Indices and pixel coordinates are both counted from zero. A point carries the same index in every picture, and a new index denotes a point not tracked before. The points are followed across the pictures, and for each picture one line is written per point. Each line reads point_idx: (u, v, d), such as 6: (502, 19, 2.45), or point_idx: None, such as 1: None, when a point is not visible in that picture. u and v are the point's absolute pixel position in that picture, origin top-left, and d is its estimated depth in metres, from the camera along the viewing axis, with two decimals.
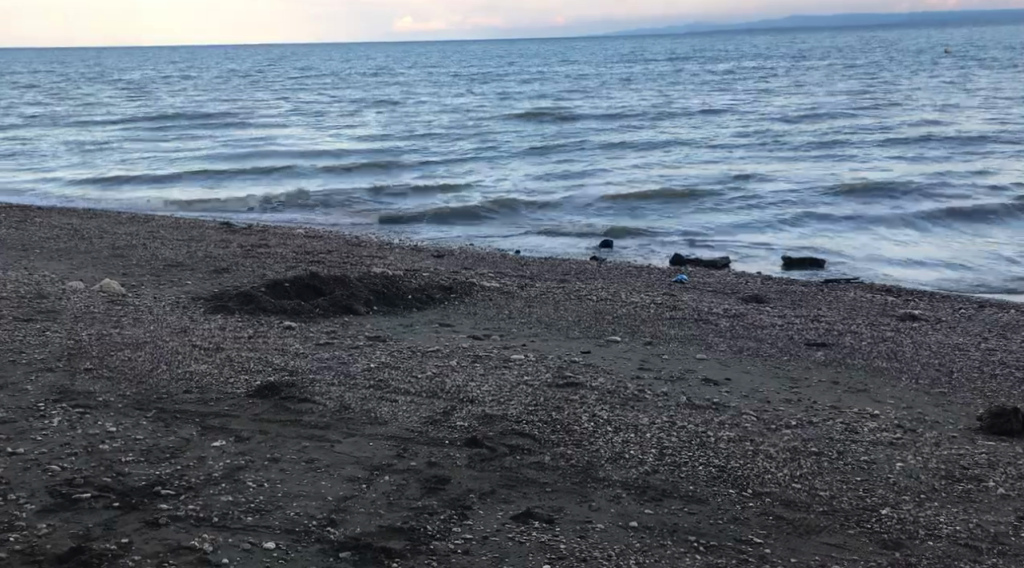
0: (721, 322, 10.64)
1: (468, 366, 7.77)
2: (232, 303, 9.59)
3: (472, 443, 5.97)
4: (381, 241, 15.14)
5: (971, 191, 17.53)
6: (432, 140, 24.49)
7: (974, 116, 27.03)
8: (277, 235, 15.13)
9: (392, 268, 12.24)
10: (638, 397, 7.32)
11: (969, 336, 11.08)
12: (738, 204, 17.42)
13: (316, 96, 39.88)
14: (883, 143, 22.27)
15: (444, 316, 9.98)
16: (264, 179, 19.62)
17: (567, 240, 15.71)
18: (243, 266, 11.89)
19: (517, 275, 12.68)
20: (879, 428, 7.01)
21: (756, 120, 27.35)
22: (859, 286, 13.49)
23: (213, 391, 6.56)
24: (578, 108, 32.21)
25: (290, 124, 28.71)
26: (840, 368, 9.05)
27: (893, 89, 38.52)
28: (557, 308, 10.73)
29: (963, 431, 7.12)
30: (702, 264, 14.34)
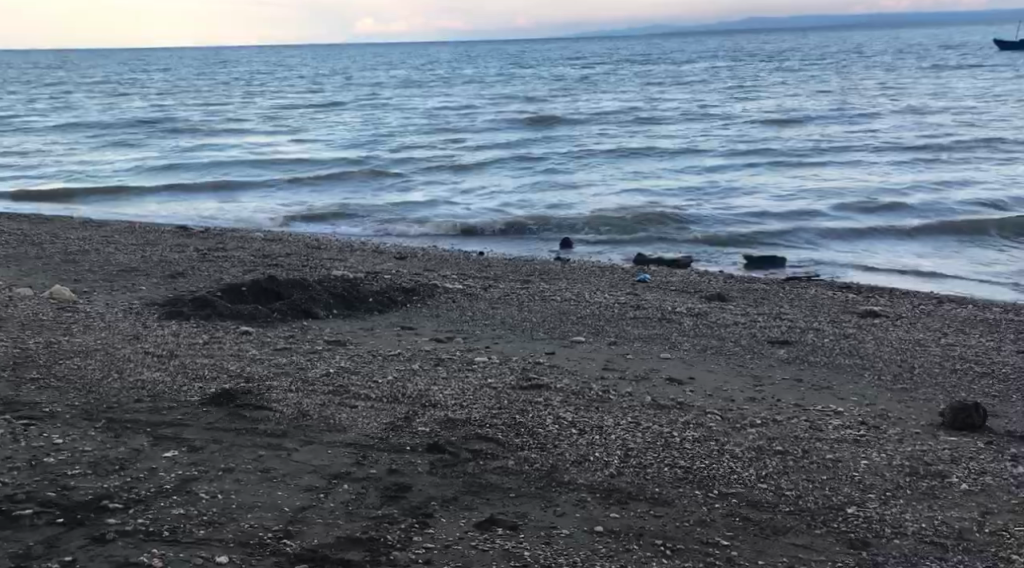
0: (685, 320, 10.57)
1: (429, 370, 7.63)
2: (186, 308, 9.39)
3: (433, 449, 5.83)
4: (343, 243, 14.93)
5: (933, 195, 17.70)
6: (402, 143, 24.41)
7: (945, 118, 27.33)
8: (235, 238, 14.90)
9: (353, 271, 12.08)
10: (604, 399, 7.20)
11: (931, 332, 11.09)
12: (700, 207, 17.45)
13: (275, 101, 39.62)
14: (842, 148, 22.50)
15: (404, 318, 9.83)
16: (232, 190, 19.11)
17: (528, 242, 15.64)
18: (199, 271, 11.69)
19: (481, 276, 12.56)
20: (843, 426, 6.92)
21: (733, 123, 27.51)
22: (820, 285, 13.49)
23: (165, 400, 6.39)
24: (550, 109, 32.41)
25: (257, 126, 28.52)
26: (802, 366, 8.96)
27: (850, 91, 38.95)
28: (521, 309, 10.63)
29: (925, 427, 7.04)
30: (664, 264, 14.29)
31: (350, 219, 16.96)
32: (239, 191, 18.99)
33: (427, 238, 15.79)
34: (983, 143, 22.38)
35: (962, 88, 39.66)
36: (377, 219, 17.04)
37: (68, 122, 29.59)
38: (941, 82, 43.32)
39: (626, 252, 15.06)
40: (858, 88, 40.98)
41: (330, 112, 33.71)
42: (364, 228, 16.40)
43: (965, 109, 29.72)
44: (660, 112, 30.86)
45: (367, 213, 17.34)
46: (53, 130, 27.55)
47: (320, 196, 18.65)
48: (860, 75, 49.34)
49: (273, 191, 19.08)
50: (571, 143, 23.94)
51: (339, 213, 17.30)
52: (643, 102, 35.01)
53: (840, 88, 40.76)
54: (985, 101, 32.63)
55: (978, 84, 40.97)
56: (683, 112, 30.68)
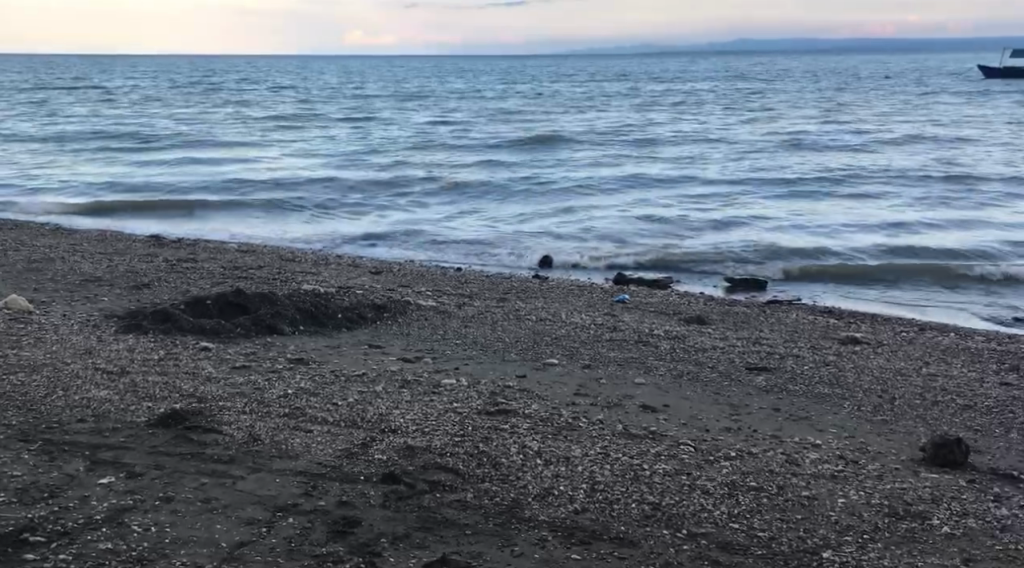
0: (662, 343, 10.31)
1: (393, 393, 7.31)
2: (147, 321, 9.09)
3: (389, 479, 5.52)
4: (317, 256, 14.64)
5: (918, 221, 17.53)
6: (384, 157, 24.16)
7: (933, 144, 27.19)
8: (207, 249, 14.61)
9: (324, 285, 11.79)
10: (573, 427, 6.90)
11: (912, 361, 10.84)
12: (683, 227, 17.23)
13: (259, 111, 39.32)
14: (828, 171, 22.34)
15: (372, 336, 9.54)
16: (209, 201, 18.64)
17: (507, 258, 15.38)
18: (166, 282, 11.38)
19: (456, 293, 12.26)
20: (822, 460, 6.64)
21: (719, 144, 27.34)
22: (802, 308, 13.32)
23: (109, 423, 6.10)
24: (537, 126, 32.20)
25: (239, 137, 28.24)
26: (781, 395, 8.69)
27: (836, 114, 38.87)
28: (494, 329, 10.34)
29: (907, 462, 6.75)
30: (644, 283, 14.05)
31: (329, 234, 16.63)
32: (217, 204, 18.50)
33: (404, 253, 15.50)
34: (969, 169, 22.27)
35: (948, 114, 39.62)
36: (353, 233, 16.73)
37: (46, 130, 29.23)
38: (929, 108, 43.28)
39: (605, 272, 14.83)
40: (844, 111, 40.91)
41: (315, 124, 33.47)
42: (342, 243, 16.12)
43: (951, 135, 29.61)
44: (646, 131, 30.69)
45: (345, 229, 16.98)
46: (30, 137, 27.18)
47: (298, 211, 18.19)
48: (848, 99, 49.26)
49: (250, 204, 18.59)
50: (555, 161, 23.73)
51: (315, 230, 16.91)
52: (631, 121, 34.86)
53: (827, 111, 40.66)
54: (972, 127, 32.58)
55: (967, 111, 40.90)
56: (669, 132, 30.50)
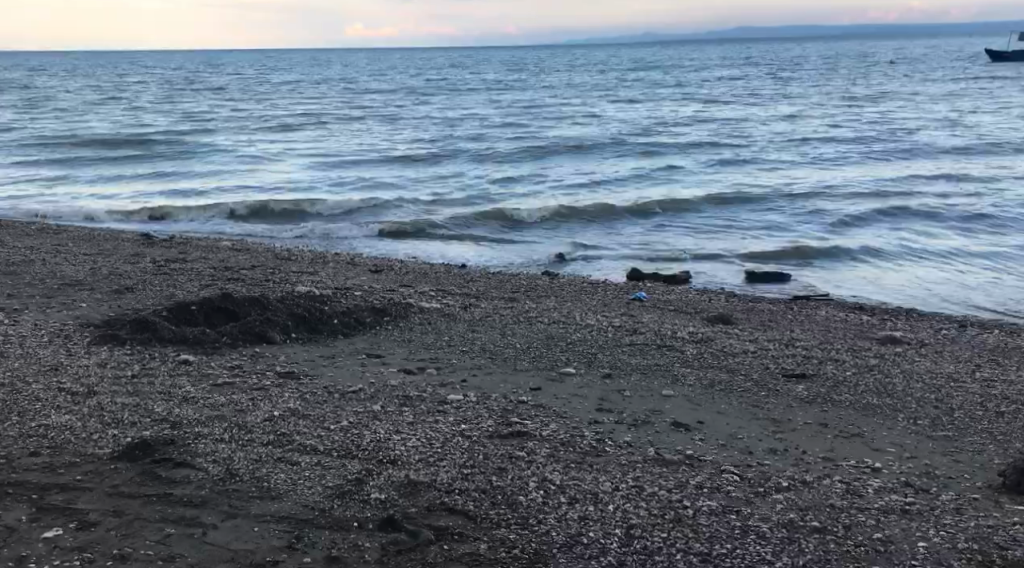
0: (689, 348, 9.44)
1: (393, 412, 6.46)
2: (124, 331, 8.27)
3: (388, 525, 4.90)
4: (313, 255, 13.79)
5: (949, 208, 16.67)
6: (386, 153, 23.31)
7: (957, 131, 26.19)
8: (198, 248, 13.77)
9: (319, 287, 10.93)
10: (599, 452, 6.07)
11: (960, 365, 10.02)
12: (699, 221, 16.38)
13: (260, 108, 38.48)
14: (849, 159, 21.44)
15: (372, 343, 8.72)
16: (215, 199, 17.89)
17: (518, 255, 14.56)
18: (151, 285, 10.55)
19: (461, 293, 11.41)
20: (889, 492, 5.93)
21: (734, 133, 26.41)
22: (833, 303, 12.52)
23: (66, 456, 5.34)
24: (544, 119, 31.26)
25: (236, 136, 27.37)
26: (827, 407, 7.88)
27: (851, 101, 37.89)
28: (505, 333, 9.48)
29: (983, 494, 6.08)
30: (660, 278, 13.21)
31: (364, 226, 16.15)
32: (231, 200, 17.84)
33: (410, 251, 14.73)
34: (997, 155, 21.36)
35: (965, 98, 38.60)
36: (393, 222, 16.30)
37: (39, 131, 28.43)
38: (947, 93, 42.15)
39: (621, 267, 13.96)
40: (860, 97, 39.76)
41: (317, 120, 32.59)
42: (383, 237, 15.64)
43: (973, 121, 28.64)
44: (657, 122, 29.78)
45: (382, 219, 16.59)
46: (21, 140, 26.38)
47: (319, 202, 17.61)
48: (863, 85, 48.21)
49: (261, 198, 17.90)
50: (563, 154, 22.87)
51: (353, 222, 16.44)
52: (642, 112, 33.92)
53: (841, 98, 39.69)
54: (994, 113, 31.53)
55: (986, 96, 39.79)
56: (680, 123, 29.59)
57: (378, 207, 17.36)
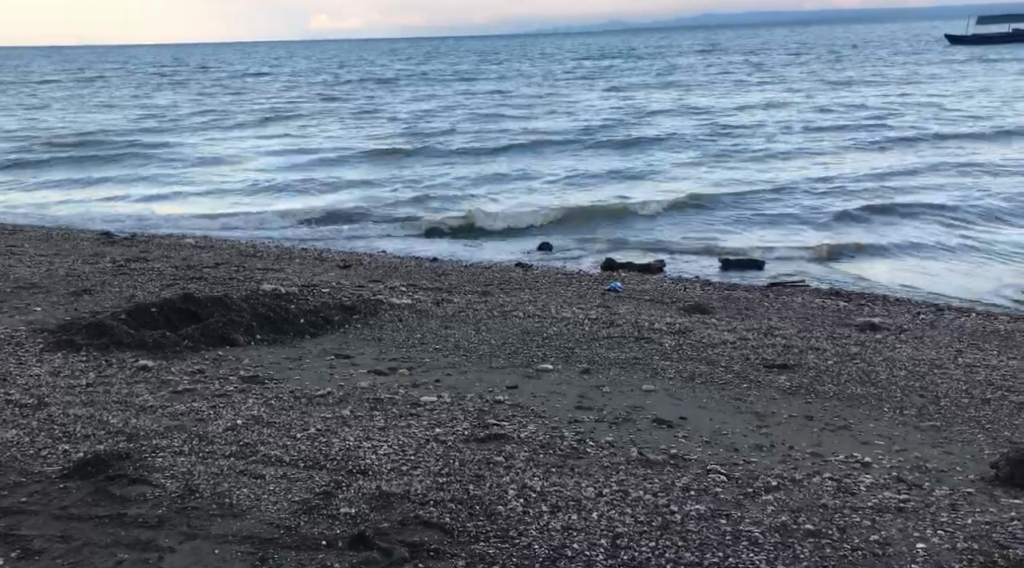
0: (667, 339, 9.18)
1: (363, 417, 6.18)
2: (80, 335, 7.93)
3: (359, 543, 4.69)
4: (280, 251, 13.45)
5: (922, 192, 16.55)
6: (352, 146, 22.95)
7: (927, 114, 26.09)
8: (160, 246, 13.41)
9: (285, 284, 10.60)
10: (581, 455, 5.79)
11: (941, 350, 9.83)
12: (672, 207, 16.17)
13: (224, 103, 38.00)
14: (820, 144, 21.29)
15: (340, 343, 8.42)
16: (177, 198, 17.51)
17: (491, 248, 14.28)
18: (110, 286, 10.18)
19: (433, 287, 11.12)
20: (880, 487, 5.74)
21: (704, 120, 26.21)
22: (809, 289, 12.35)
23: (13, 475, 5.09)
24: (512, 110, 30.93)
25: (199, 131, 26.91)
26: (811, 399, 7.66)
27: (819, 86, 37.81)
28: (479, 329, 9.19)
29: (978, 485, 5.91)
30: (634, 268, 12.97)
31: (331, 221, 15.78)
32: (193, 199, 17.46)
33: (379, 245, 14.44)
34: (967, 137, 21.28)
35: (933, 82, 38.61)
36: (362, 217, 15.97)
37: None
38: (915, 77, 42.13)
39: (595, 257, 13.72)
40: (829, 83, 39.66)
41: (282, 114, 32.12)
42: (352, 229, 15.33)
43: (941, 104, 28.58)
44: (626, 110, 29.53)
45: (350, 213, 16.26)
46: None
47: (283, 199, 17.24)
48: (830, 71, 48.14)
49: (225, 197, 17.52)
50: (532, 143, 22.59)
51: (320, 215, 16.09)
52: (611, 101, 33.67)
53: (810, 83, 39.62)
54: (962, 96, 31.47)
55: (953, 79, 39.77)
56: (650, 110, 29.36)
57: (346, 201, 17.02)
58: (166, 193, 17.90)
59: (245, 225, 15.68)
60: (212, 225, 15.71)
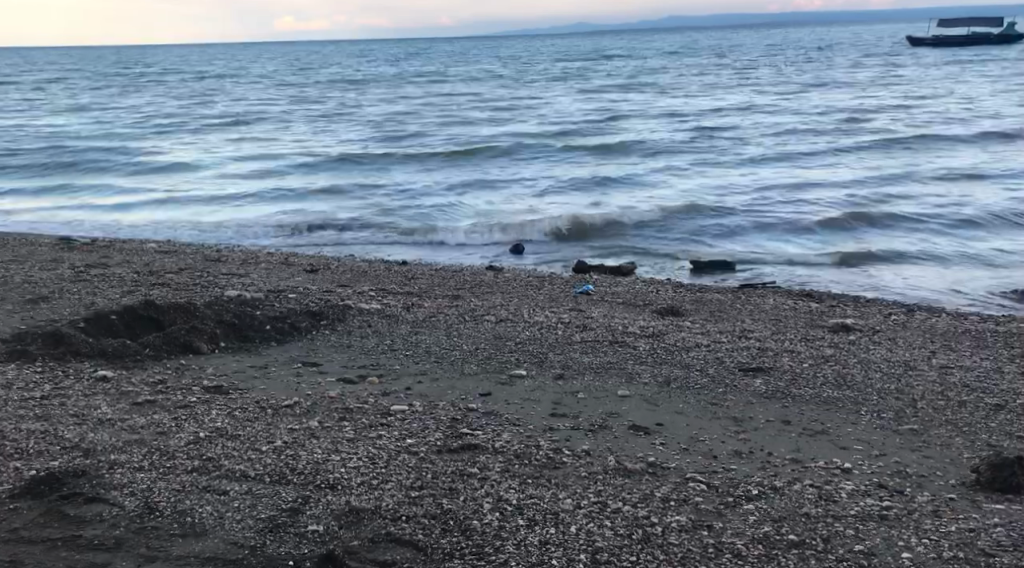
0: (641, 343, 9.03)
1: (332, 428, 5.99)
2: (37, 345, 7.69)
3: (328, 561, 4.52)
4: (245, 255, 13.21)
5: (891, 194, 16.54)
6: (319, 149, 22.69)
7: (894, 116, 26.14)
8: (122, 251, 13.13)
9: (251, 290, 10.38)
10: (557, 465, 5.63)
11: (915, 352, 9.75)
12: (642, 209, 16.05)
13: (189, 105, 37.63)
14: (789, 145, 21.26)
15: (307, 350, 8.22)
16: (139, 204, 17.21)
17: (460, 251, 14.09)
18: (69, 293, 9.92)
19: (402, 292, 10.93)
20: (861, 492, 5.62)
21: (672, 122, 26.14)
22: (780, 291, 12.25)
23: None
24: (480, 112, 30.76)
25: (163, 135, 26.56)
26: (788, 403, 7.53)
27: (786, 88, 37.93)
28: (450, 334, 9.00)
29: (960, 488, 5.81)
30: (605, 270, 12.82)
31: (297, 226, 15.53)
32: (155, 205, 17.16)
33: (348, 250, 14.23)
34: (934, 139, 21.32)
35: (899, 84, 38.80)
36: (329, 222, 15.75)
37: None
38: (881, 79, 42.32)
39: (565, 260, 13.57)
40: (796, 85, 39.75)
41: (247, 117, 31.79)
42: (321, 234, 15.09)
43: (908, 106, 28.68)
44: (595, 112, 29.43)
45: (317, 217, 16.03)
46: None
47: (250, 204, 16.98)
48: (796, 73, 48.29)
49: (188, 202, 17.24)
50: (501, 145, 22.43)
51: (286, 221, 15.84)
52: (579, 103, 33.57)
53: (777, 86, 39.71)
54: (928, 98, 31.61)
55: (918, 81, 39.97)
56: (619, 112, 29.28)
57: (312, 206, 16.77)
58: (127, 199, 17.59)
59: (211, 231, 15.40)
60: (177, 231, 15.43)
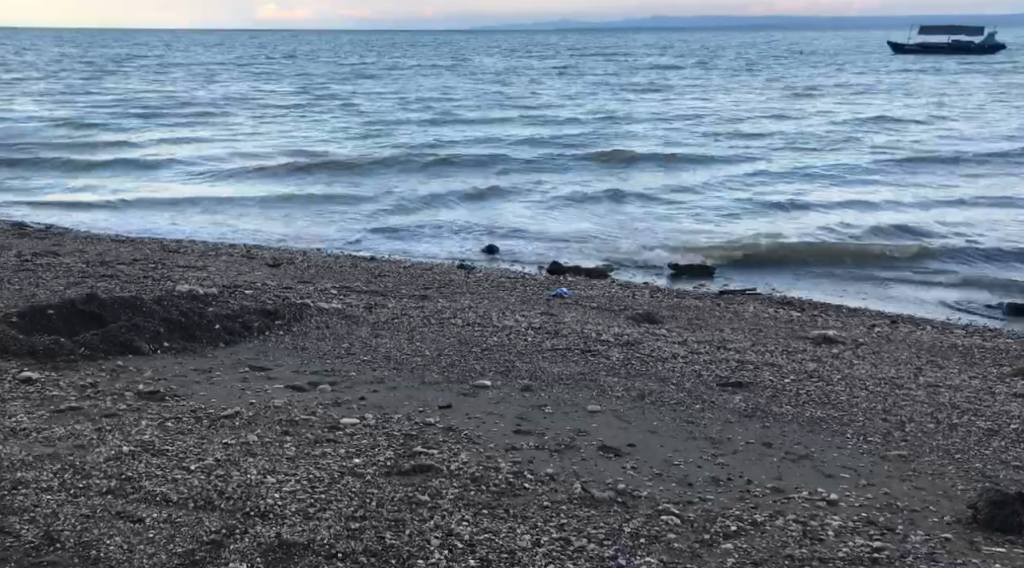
0: (614, 353, 8.50)
1: (273, 444, 5.47)
2: None
3: None
4: (205, 247, 12.61)
5: (875, 202, 16.11)
6: (291, 139, 22.09)
7: (879, 123, 25.71)
8: (77, 239, 12.52)
9: (205, 285, 9.80)
10: (516, 493, 5.15)
11: (900, 368, 9.29)
12: (620, 211, 15.58)
13: (164, 91, 36.95)
14: (772, 149, 20.81)
15: (258, 354, 7.65)
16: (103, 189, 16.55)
17: (431, 247, 13.56)
18: (9, 284, 9.32)
19: (366, 291, 10.38)
20: (848, 527, 5.20)
21: (654, 121, 25.63)
22: (761, 297, 11.80)
23: None
24: (459, 106, 30.17)
25: (131, 120, 25.83)
26: (768, 422, 7.04)
27: (772, 91, 37.47)
28: (412, 339, 8.45)
29: (954, 521, 5.37)
30: (581, 272, 12.32)
31: (266, 217, 14.91)
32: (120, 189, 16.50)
33: (316, 243, 13.66)
34: (920, 148, 20.90)
35: (886, 91, 38.37)
36: (301, 214, 15.15)
37: None
38: (865, 85, 41.92)
39: (539, 259, 13.06)
40: (779, 88, 39.30)
41: (221, 105, 31.07)
42: (291, 225, 14.51)
43: (892, 113, 28.27)
44: (576, 109, 28.89)
45: (291, 208, 15.42)
46: None
47: (220, 191, 16.34)
48: (780, 77, 47.85)
49: (155, 187, 16.58)
50: (478, 140, 21.89)
51: (256, 211, 15.24)
52: (560, 100, 33.00)
53: (762, 88, 39.24)
54: (913, 106, 31.22)
55: (902, 89, 39.59)
56: (600, 110, 28.75)
57: (285, 195, 16.15)
58: (91, 184, 16.92)
59: (176, 218, 14.76)
60: (140, 216, 14.78)
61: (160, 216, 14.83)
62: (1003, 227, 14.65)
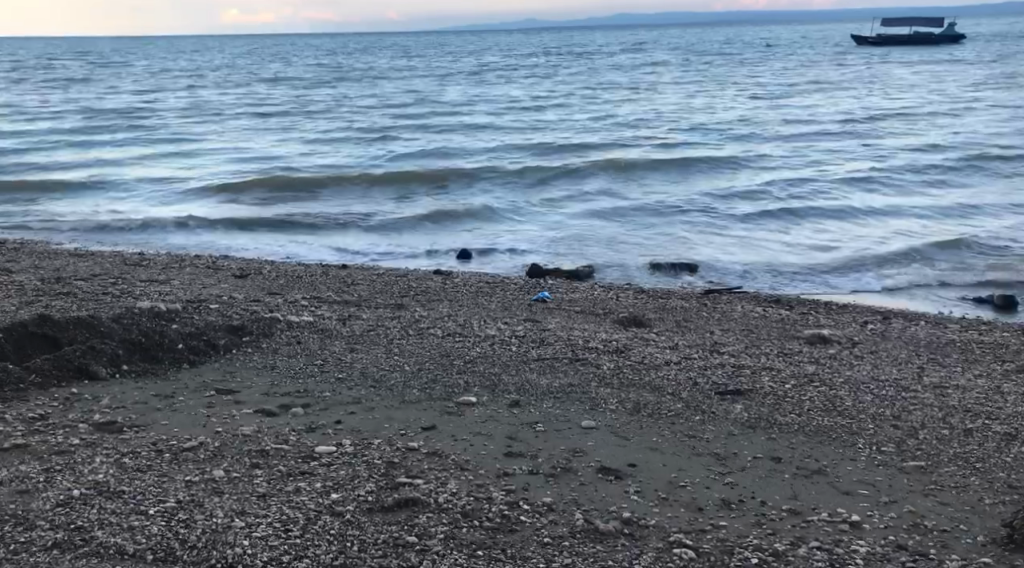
0: (605, 362, 8.01)
1: (241, 481, 5.03)
2: None
3: None
4: (170, 259, 12.08)
5: (857, 195, 15.74)
6: (258, 148, 21.54)
7: (857, 116, 25.36)
8: (36, 254, 11.97)
9: (167, 300, 9.25)
10: (512, 528, 4.84)
11: (902, 368, 8.84)
12: (599, 211, 15.14)
13: (127, 99, 36.22)
14: (748, 145, 20.41)
15: (224, 374, 7.13)
16: (65, 204, 15.99)
17: (407, 254, 13.08)
18: None
19: (340, 301, 9.87)
20: (866, 558, 4.84)
21: (628, 120, 25.19)
22: (749, 295, 11.39)
23: None
24: (430, 109, 29.63)
25: (95, 132, 25.20)
26: (775, 433, 6.59)
27: (745, 86, 37.04)
28: (389, 353, 7.93)
29: (979, 545, 5.01)
30: (562, 274, 11.87)
31: (235, 228, 14.38)
32: (83, 204, 15.94)
33: (296, 251, 13.22)
34: (899, 140, 20.53)
35: (860, 84, 38.02)
36: (272, 223, 14.62)
37: None
38: (838, 78, 41.59)
39: (517, 263, 12.61)
40: (753, 83, 38.85)
41: (186, 113, 30.46)
42: (263, 236, 14.02)
43: (868, 106, 27.91)
44: (549, 110, 28.41)
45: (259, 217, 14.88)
46: None
47: (188, 204, 15.82)
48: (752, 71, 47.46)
49: (120, 202, 16.03)
50: (450, 143, 21.40)
51: (226, 221, 14.70)
52: (531, 100, 32.52)
53: (736, 84, 38.84)
54: (888, 98, 30.89)
55: (875, 81, 39.25)
56: (573, 110, 28.27)
57: (256, 206, 15.64)
58: (54, 199, 16.35)
59: (142, 232, 14.21)
60: (103, 231, 14.22)
61: (123, 230, 14.27)
62: (990, 219, 14.27)
